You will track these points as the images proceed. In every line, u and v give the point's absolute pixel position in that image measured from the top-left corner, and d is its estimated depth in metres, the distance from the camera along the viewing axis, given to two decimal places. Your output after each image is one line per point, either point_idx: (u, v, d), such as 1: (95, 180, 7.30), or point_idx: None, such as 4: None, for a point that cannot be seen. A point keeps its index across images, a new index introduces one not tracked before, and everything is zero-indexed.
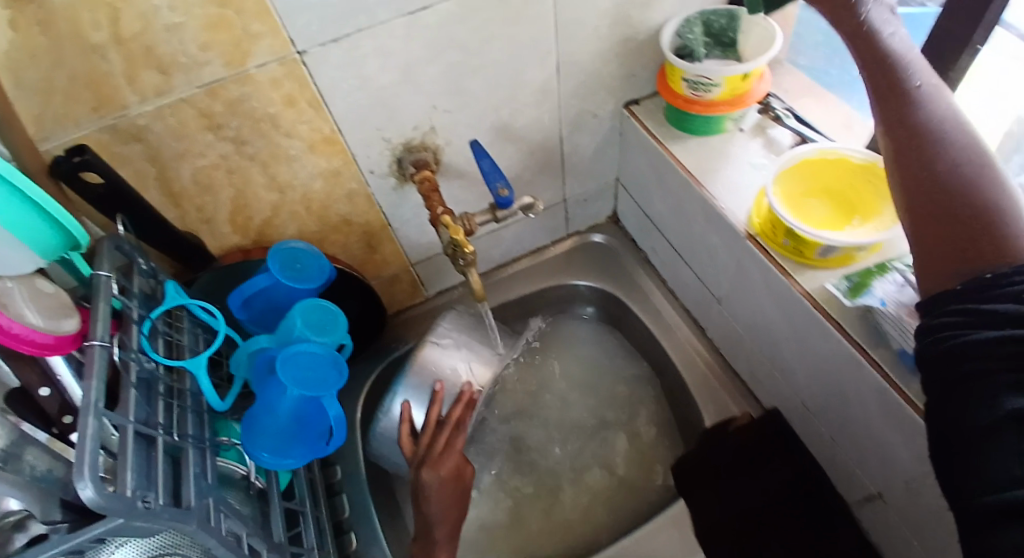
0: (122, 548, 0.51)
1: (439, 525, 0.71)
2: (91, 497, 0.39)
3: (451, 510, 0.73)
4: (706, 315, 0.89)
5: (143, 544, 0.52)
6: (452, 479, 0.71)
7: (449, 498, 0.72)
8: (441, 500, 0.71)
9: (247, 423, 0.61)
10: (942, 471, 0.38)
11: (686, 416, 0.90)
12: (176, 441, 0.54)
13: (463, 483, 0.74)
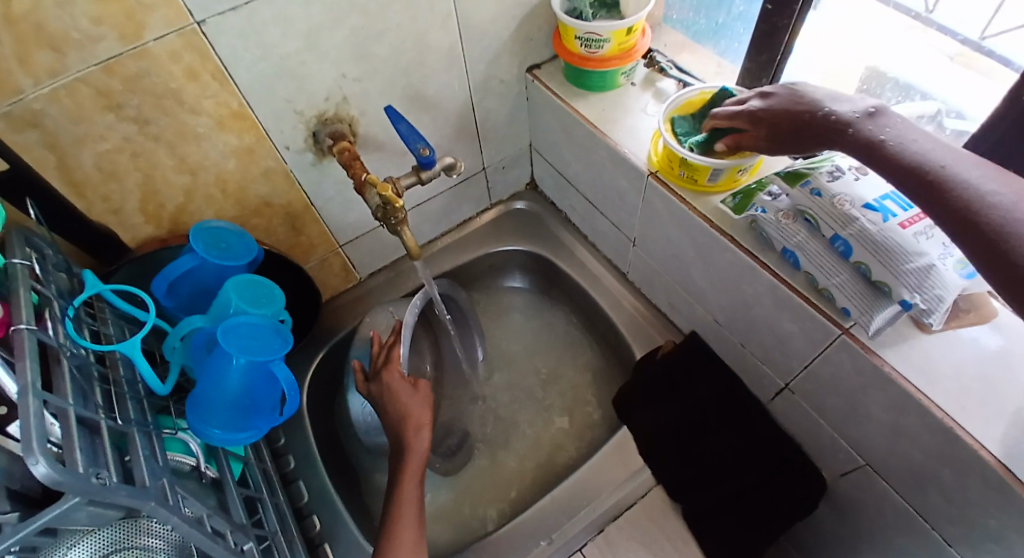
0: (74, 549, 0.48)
1: (415, 438, 0.73)
2: (45, 472, 0.37)
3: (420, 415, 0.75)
4: (624, 260, 0.96)
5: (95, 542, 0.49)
6: (404, 381, 0.78)
7: (420, 408, 0.75)
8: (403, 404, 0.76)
9: (191, 407, 0.55)
10: None
11: (620, 353, 0.99)
12: (121, 425, 0.51)
13: (423, 403, 0.77)
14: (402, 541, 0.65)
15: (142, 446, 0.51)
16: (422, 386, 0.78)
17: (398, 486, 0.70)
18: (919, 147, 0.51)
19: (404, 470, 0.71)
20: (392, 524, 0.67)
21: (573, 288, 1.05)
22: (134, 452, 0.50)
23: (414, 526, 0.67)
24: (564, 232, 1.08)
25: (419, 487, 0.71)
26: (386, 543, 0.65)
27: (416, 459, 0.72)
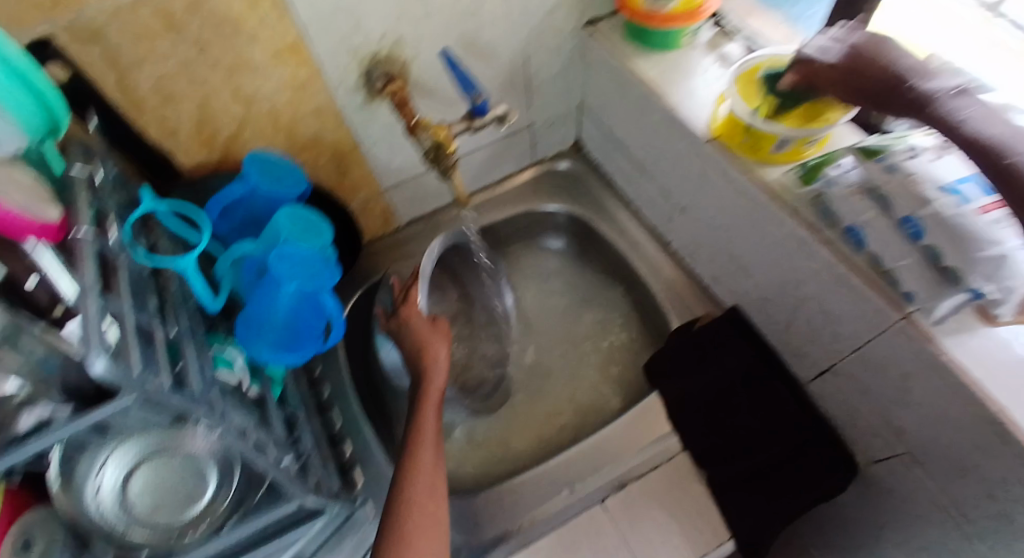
0: (119, 448, 0.51)
1: (432, 369, 0.73)
2: (103, 369, 0.38)
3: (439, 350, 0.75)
4: (669, 227, 0.94)
5: (139, 443, 0.51)
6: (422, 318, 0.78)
7: (437, 340, 0.75)
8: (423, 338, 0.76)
9: (241, 325, 0.56)
10: None
11: (654, 322, 0.97)
12: (173, 336, 0.52)
13: (441, 337, 0.76)
14: (422, 462, 0.64)
15: (194, 358, 0.52)
16: (440, 325, 0.77)
17: (419, 411, 0.69)
18: (992, 131, 0.48)
19: (422, 399, 0.71)
20: (412, 446, 0.66)
21: (613, 253, 1.03)
22: (186, 363, 0.51)
23: (433, 449, 0.66)
24: (607, 196, 1.05)
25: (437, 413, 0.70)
26: (407, 464, 0.63)
27: (434, 387, 0.72)
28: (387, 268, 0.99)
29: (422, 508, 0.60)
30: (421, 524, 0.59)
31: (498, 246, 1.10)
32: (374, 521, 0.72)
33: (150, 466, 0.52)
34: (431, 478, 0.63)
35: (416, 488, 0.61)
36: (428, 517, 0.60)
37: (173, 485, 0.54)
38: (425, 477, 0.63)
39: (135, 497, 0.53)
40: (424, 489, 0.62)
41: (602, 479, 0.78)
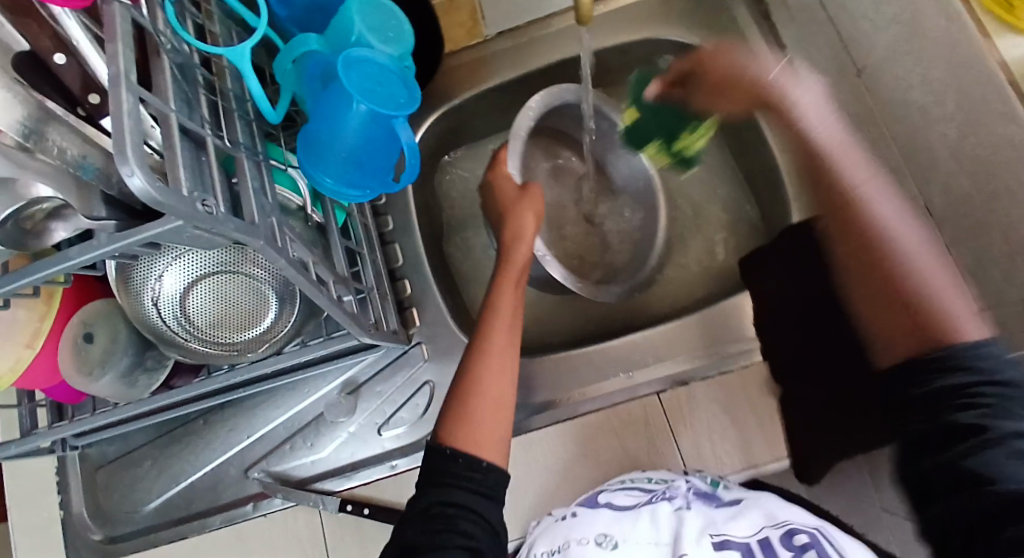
0: (176, 262, 0.50)
1: (514, 246, 0.68)
2: (142, 187, 0.30)
3: (527, 223, 0.69)
4: (830, 93, 0.72)
5: (198, 259, 0.51)
6: (512, 183, 0.72)
7: (526, 212, 0.69)
8: (510, 209, 0.71)
9: (301, 143, 0.47)
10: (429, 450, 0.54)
11: (768, 208, 0.81)
12: (228, 148, 0.43)
13: (530, 210, 0.70)
14: (493, 343, 0.60)
15: (253, 177, 0.45)
16: (531, 191, 0.71)
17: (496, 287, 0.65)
18: None
19: (499, 279, 0.65)
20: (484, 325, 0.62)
21: (742, 111, 0.82)
22: (244, 183, 0.44)
23: (507, 329, 0.61)
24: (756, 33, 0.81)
25: (515, 294, 0.64)
26: (478, 342, 0.60)
27: (514, 265, 0.66)
28: (464, 91, 0.82)
29: (485, 387, 0.57)
30: (484, 402, 0.56)
31: (604, 80, 0.90)
32: (424, 361, 0.73)
33: (213, 281, 0.52)
34: (499, 361, 0.59)
35: (485, 368, 0.58)
36: (491, 399, 0.56)
37: (236, 306, 0.54)
38: (494, 358, 0.59)
39: (197, 314, 0.53)
40: (493, 370, 0.58)
41: (657, 373, 0.72)
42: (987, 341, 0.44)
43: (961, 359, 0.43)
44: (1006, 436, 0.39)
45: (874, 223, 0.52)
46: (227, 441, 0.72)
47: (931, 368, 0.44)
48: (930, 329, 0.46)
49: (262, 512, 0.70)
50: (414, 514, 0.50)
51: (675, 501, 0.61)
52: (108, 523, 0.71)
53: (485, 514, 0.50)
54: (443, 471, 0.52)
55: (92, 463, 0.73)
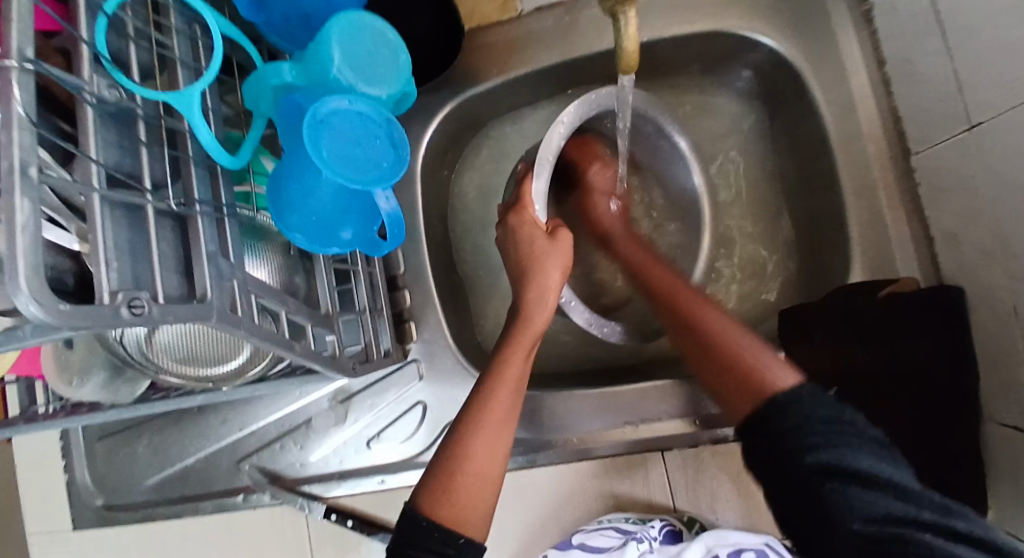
0: None
1: (535, 308, 0.59)
2: (39, 314, 0.24)
3: (552, 281, 0.61)
4: (928, 134, 0.58)
5: None
6: (539, 229, 0.64)
7: (553, 265, 0.61)
8: (537, 260, 0.61)
9: (273, 195, 0.39)
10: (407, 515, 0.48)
11: (823, 252, 0.70)
12: (176, 208, 0.37)
13: (558, 267, 0.61)
14: (490, 417, 0.52)
15: (211, 237, 0.39)
16: (561, 240, 0.63)
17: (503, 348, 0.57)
18: None
19: (511, 343, 0.57)
20: (486, 391, 0.54)
21: (815, 133, 0.68)
22: (197, 248, 0.38)
23: (509, 401, 0.53)
24: (852, 37, 0.65)
25: (525, 363, 0.56)
26: (475, 411, 0.52)
27: (532, 332, 0.58)
28: (489, 77, 0.71)
29: (477, 465, 0.50)
30: (470, 481, 0.49)
31: (657, 73, 0.76)
32: (419, 381, 0.70)
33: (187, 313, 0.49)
34: (495, 437, 0.51)
35: (477, 442, 0.51)
36: (478, 476, 0.50)
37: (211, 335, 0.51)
38: (489, 432, 0.51)
39: (166, 351, 0.50)
40: (486, 446, 0.51)
41: (662, 430, 0.66)
42: (842, 403, 0.42)
43: (814, 409, 0.41)
44: (864, 493, 0.37)
45: (724, 341, 0.53)
46: (221, 432, 0.72)
47: (790, 420, 0.41)
48: (754, 383, 0.46)
49: (252, 504, 0.71)
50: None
51: (643, 545, 0.61)
52: (110, 491, 0.74)
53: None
54: (417, 542, 0.46)
55: (94, 433, 0.75)
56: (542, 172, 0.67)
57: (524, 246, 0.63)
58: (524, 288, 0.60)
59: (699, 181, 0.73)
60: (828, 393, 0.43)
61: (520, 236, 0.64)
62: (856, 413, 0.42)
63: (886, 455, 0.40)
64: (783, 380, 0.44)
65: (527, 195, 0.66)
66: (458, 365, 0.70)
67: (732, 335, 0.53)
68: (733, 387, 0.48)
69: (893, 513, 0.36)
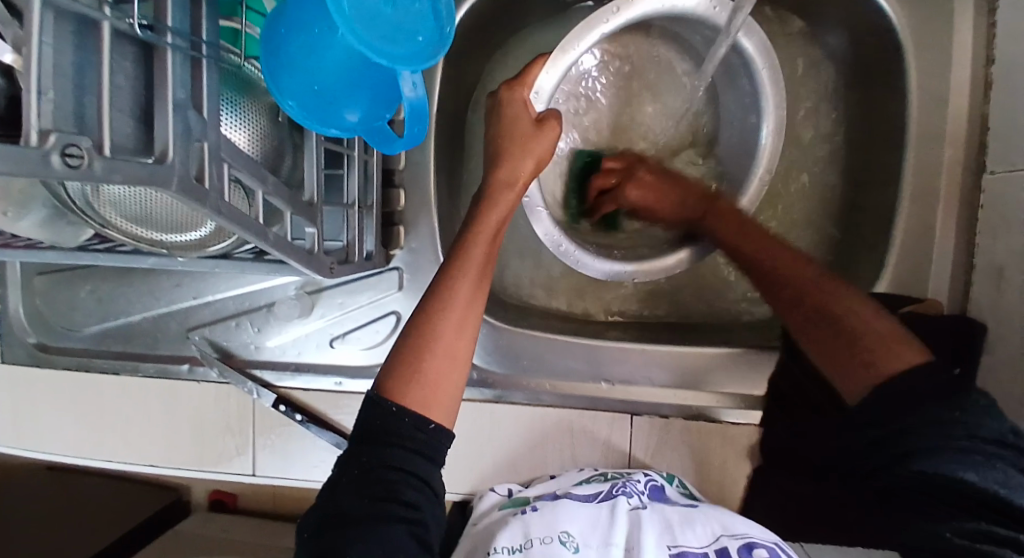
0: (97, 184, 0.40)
1: (502, 189, 0.53)
2: None
3: (523, 164, 0.54)
4: (1014, 153, 0.52)
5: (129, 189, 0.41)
6: (526, 113, 0.57)
7: (530, 151, 0.55)
8: (513, 139, 0.55)
9: (268, 42, 0.32)
10: (381, 396, 0.43)
11: (854, 250, 0.65)
12: (143, 33, 0.28)
13: (534, 154, 0.55)
14: (457, 296, 0.46)
15: (182, 81, 0.31)
16: (546, 127, 0.57)
17: (472, 232, 0.50)
18: None
19: (479, 217, 0.51)
20: (453, 268, 0.47)
21: (891, 122, 0.61)
22: (163, 93, 0.30)
23: (476, 280, 0.47)
24: (969, 21, 0.56)
25: (494, 243, 0.51)
26: (438, 294, 0.46)
27: (503, 209, 0.52)
28: None
29: (438, 349, 0.44)
30: (437, 362, 0.44)
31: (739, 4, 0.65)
32: (398, 290, 0.64)
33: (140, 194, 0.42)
34: (462, 318, 0.46)
35: (443, 323, 0.45)
36: (447, 361, 0.45)
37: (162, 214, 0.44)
38: (457, 312, 0.46)
39: (115, 206, 0.42)
40: (454, 326, 0.45)
41: (637, 395, 0.64)
42: (954, 394, 0.42)
43: (925, 406, 0.42)
44: (962, 521, 0.42)
45: (818, 293, 0.49)
46: (173, 295, 0.67)
47: (907, 416, 0.43)
48: (874, 361, 0.44)
49: (196, 377, 0.68)
50: (347, 477, 0.42)
51: (633, 501, 0.56)
52: (48, 331, 0.69)
53: (430, 479, 0.42)
54: (385, 428, 0.42)
55: (33, 267, 0.68)
56: (564, 58, 0.59)
57: (509, 131, 0.55)
58: (495, 167, 0.54)
59: (768, 136, 0.62)
60: (944, 380, 0.42)
61: (505, 114, 0.56)
62: (971, 403, 0.42)
63: (1009, 463, 0.42)
64: (907, 358, 0.43)
65: (532, 73, 0.57)
66: None
67: (834, 293, 0.49)
68: (851, 356, 0.45)
69: (986, 531, 0.40)
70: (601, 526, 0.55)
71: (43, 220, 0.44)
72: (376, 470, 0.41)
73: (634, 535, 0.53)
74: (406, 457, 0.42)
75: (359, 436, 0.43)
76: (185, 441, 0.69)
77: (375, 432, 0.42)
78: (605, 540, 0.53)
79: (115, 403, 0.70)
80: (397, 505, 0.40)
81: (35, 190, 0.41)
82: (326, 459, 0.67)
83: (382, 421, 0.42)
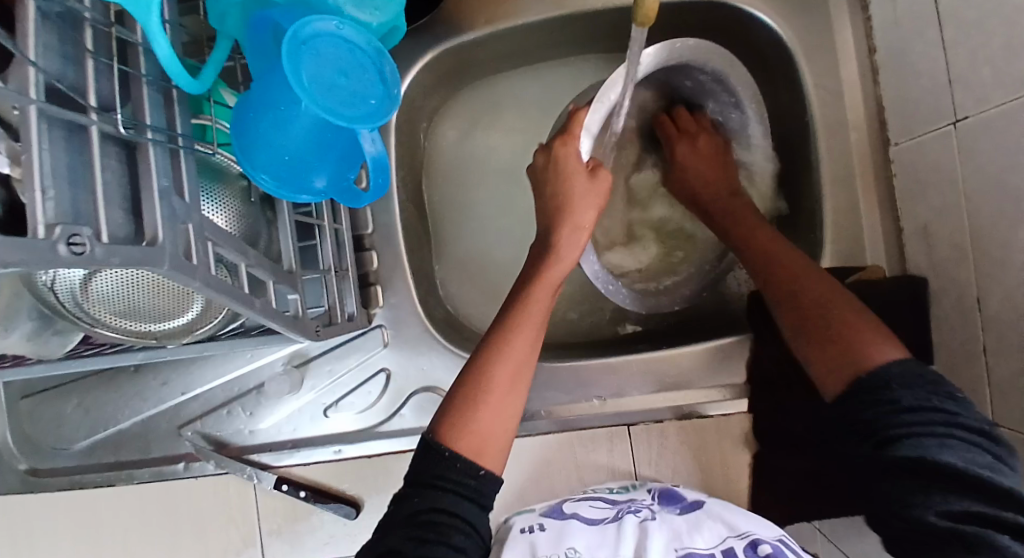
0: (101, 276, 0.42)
1: (567, 247, 0.58)
2: None
3: (588, 214, 0.60)
4: (908, 124, 0.59)
5: (124, 276, 0.43)
6: (581, 166, 0.61)
7: (586, 210, 0.59)
8: (573, 198, 0.60)
9: (237, 124, 0.35)
10: (428, 456, 0.44)
11: (800, 234, 0.71)
12: (122, 131, 0.32)
13: (594, 206, 0.60)
14: (514, 347, 0.50)
15: (164, 172, 0.34)
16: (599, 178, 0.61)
17: (529, 290, 0.55)
18: None
19: (542, 275, 0.56)
20: (512, 321, 0.52)
21: (801, 119, 0.69)
22: (148, 182, 0.33)
23: (532, 336, 0.52)
24: (845, 23, 0.65)
25: (550, 301, 0.55)
26: (498, 341, 0.50)
27: (558, 271, 0.56)
28: (478, 26, 0.66)
29: (494, 396, 0.47)
30: (492, 414, 0.47)
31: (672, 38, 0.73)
32: (384, 347, 0.66)
33: (134, 282, 0.44)
34: (517, 368, 0.49)
35: (498, 371, 0.49)
36: (501, 411, 0.47)
37: (148, 303, 0.46)
38: (512, 363, 0.49)
39: (106, 303, 0.43)
40: (508, 377, 0.49)
41: (630, 407, 0.65)
42: (939, 389, 0.42)
43: (895, 396, 0.42)
44: (943, 492, 0.37)
45: (808, 303, 0.52)
46: (160, 395, 0.67)
47: (876, 408, 0.42)
48: (848, 358, 0.46)
49: (193, 473, 0.66)
50: (401, 515, 0.42)
51: (643, 518, 0.55)
52: (34, 453, 0.67)
53: (478, 525, 0.42)
54: (437, 473, 0.43)
55: (15, 390, 0.67)
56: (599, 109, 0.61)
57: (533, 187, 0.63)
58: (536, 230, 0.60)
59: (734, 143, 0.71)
60: (921, 373, 0.43)
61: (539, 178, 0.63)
62: (949, 396, 0.41)
63: (981, 444, 0.39)
64: (878, 359, 0.44)
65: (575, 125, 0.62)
66: (426, 334, 0.66)
67: (837, 305, 0.50)
68: (827, 360, 0.47)
69: (968, 508, 0.36)
70: (608, 544, 0.51)
71: (30, 331, 0.44)
72: (427, 513, 0.42)
73: (641, 547, 0.50)
74: (456, 501, 0.42)
75: (407, 486, 0.44)
76: (189, 541, 0.67)
77: (421, 483, 0.43)
78: (612, 552, 0.50)
79: (111, 515, 0.67)
80: (445, 548, 0.40)
81: (18, 302, 0.42)
82: (335, 534, 0.66)
83: (433, 468, 0.44)
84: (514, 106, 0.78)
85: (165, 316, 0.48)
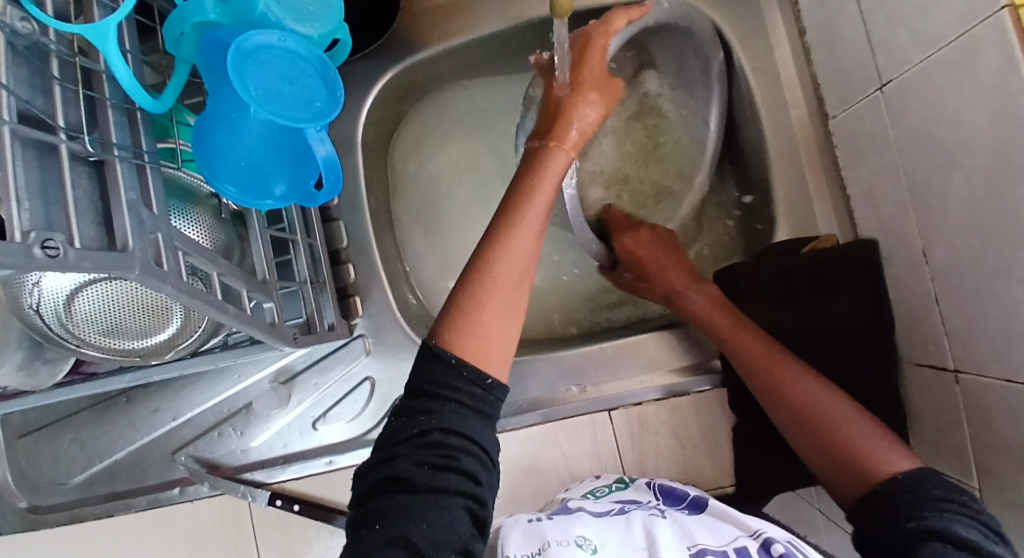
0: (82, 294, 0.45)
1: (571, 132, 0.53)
2: None
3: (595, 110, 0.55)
4: (842, 96, 0.63)
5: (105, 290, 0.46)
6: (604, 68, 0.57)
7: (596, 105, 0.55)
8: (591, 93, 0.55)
9: (196, 140, 0.38)
10: (432, 368, 0.39)
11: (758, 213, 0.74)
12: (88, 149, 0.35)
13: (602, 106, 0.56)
14: (518, 240, 0.44)
15: (132, 186, 0.37)
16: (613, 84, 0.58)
17: (531, 179, 0.49)
18: None
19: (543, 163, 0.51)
20: (512, 212, 0.46)
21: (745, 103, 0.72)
22: (117, 195, 0.36)
23: (537, 230, 0.46)
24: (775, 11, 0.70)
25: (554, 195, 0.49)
26: (499, 237, 0.44)
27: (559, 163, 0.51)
28: (432, 44, 0.70)
29: (500, 294, 0.41)
30: (497, 313, 0.41)
31: None
32: (366, 355, 0.68)
33: (116, 297, 0.47)
34: (524, 261, 0.44)
35: (504, 267, 0.42)
36: (507, 310, 0.42)
37: (131, 319, 0.48)
38: (519, 258, 0.43)
39: (88, 322, 0.46)
40: (515, 272, 0.43)
41: (610, 391, 0.68)
42: (956, 488, 0.41)
43: (932, 492, 0.41)
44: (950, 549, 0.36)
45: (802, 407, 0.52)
46: (153, 423, 0.68)
47: (903, 499, 0.41)
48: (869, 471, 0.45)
49: (188, 498, 0.67)
50: (404, 435, 0.38)
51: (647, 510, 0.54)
52: (33, 491, 0.69)
53: (488, 446, 0.38)
54: (443, 383, 0.38)
55: (14, 430, 0.69)
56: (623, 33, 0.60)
57: None
58: None
59: (686, 132, 0.75)
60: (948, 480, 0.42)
61: None
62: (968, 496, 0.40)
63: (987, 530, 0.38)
64: (898, 467, 0.44)
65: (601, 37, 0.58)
66: (406, 340, 0.68)
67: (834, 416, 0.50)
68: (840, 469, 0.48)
69: None
70: (619, 530, 0.50)
71: (20, 362, 0.45)
72: (436, 432, 0.37)
73: (648, 536, 0.48)
74: (467, 420, 0.38)
75: (406, 402, 0.39)
76: None
77: (423, 403, 0.38)
78: (619, 540, 0.48)
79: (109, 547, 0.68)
80: (456, 474, 0.36)
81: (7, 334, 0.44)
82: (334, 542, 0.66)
83: (438, 385, 0.38)
84: (476, 118, 0.82)
85: (149, 333, 0.50)
